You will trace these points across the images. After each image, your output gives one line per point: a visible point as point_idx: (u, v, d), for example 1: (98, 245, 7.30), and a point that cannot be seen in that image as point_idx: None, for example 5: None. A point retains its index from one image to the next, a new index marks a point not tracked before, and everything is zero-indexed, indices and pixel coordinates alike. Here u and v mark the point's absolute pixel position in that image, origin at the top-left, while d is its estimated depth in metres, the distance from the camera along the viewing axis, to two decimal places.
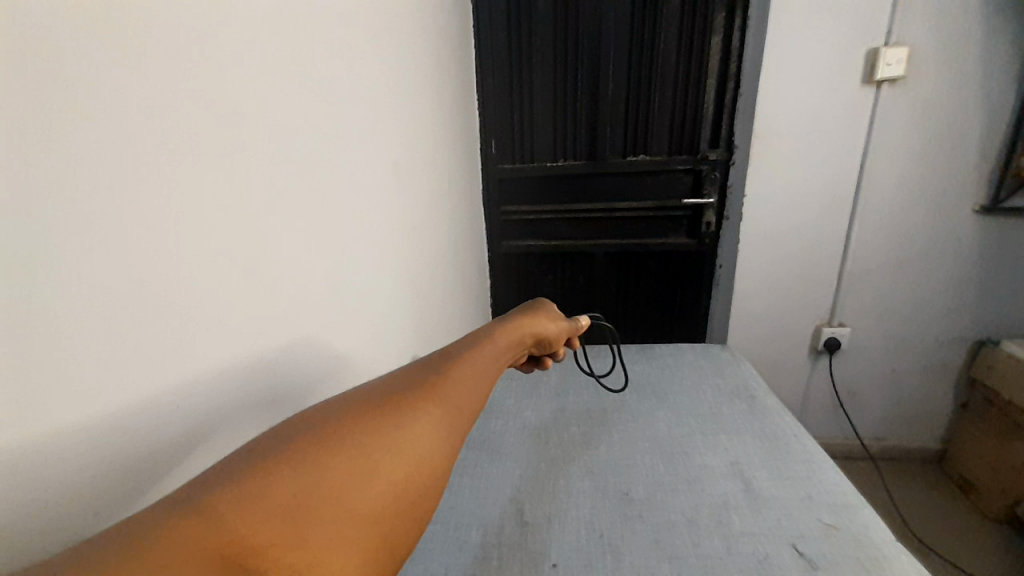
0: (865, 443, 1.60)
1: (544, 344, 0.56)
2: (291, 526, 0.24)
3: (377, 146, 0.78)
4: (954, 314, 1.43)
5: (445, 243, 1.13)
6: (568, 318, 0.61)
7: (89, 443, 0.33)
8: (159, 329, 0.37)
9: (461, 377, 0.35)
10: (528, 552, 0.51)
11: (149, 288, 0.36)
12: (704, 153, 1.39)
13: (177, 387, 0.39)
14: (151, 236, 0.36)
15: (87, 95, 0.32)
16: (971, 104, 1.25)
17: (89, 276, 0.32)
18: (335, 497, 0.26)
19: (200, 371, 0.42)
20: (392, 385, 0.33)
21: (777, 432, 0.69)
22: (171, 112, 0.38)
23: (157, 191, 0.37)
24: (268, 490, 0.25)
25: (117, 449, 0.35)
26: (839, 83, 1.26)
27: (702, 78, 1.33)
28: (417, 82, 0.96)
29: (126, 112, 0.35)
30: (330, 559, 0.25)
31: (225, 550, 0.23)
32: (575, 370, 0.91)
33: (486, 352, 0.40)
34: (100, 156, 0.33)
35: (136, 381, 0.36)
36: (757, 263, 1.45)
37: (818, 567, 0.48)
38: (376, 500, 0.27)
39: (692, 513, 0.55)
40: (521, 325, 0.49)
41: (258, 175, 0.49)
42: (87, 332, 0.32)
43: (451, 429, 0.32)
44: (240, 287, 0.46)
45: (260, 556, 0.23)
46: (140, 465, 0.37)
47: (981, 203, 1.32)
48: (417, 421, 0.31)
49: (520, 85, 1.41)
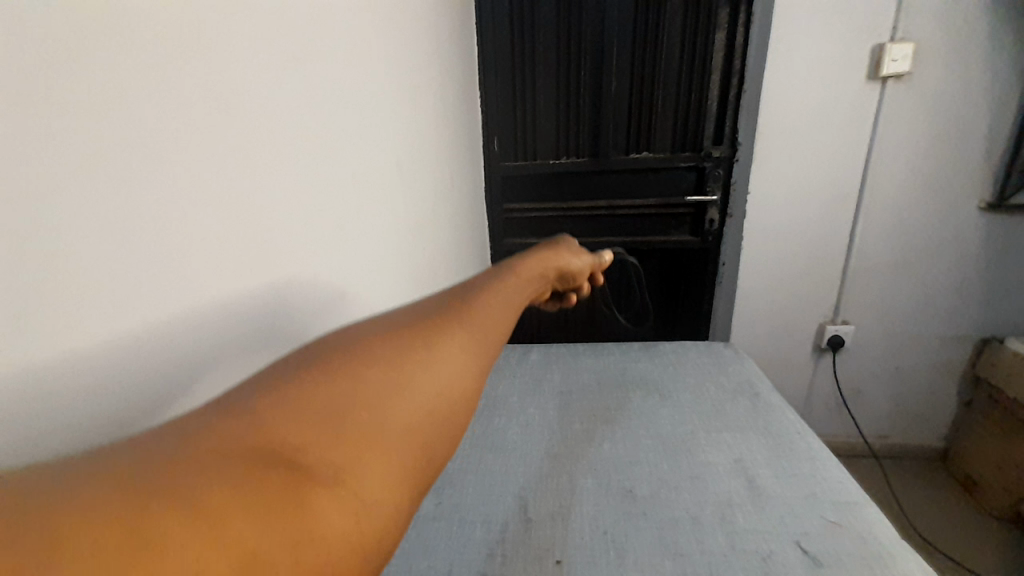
0: (868, 440, 1.60)
1: (570, 277, 0.54)
2: (323, 435, 0.21)
3: (379, 144, 0.78)
4: (959, 311, 1.42)
5: (446, 241, 1.13)
6: (592, 253, 0.60)
7: (104, 374, 0.33)
8: (164, 325, 0.38)
9: (489, 300, 0.32)
10: (533, 549, 0.51)
11: (155, 285, 0.37)
12: (707, 149, 1.41)
13: (183, 324, 0.40)
14: (152, 225, 0.37)
15: (94, 93, 0.32)
16: (977, 100, 1.24)
17: (98, 272, 0.33)
18: (367, 408, 0.23)
19: (205, 313, 0.42)
20: (417, 306, 0.30)
21: (781, 429, 0.69)
22: (174, 108, 0.39)
23: (163, 188, 0.38)
24: (294, 400, 0.22)
25: (129, 384, 0.35)
26: (845, 79, 1.25)
27: (706, 73, 1.34)
28: (420, 79, 0.96)
29: (132, 109, 0.35)
30: (366, 473, 0.21)
31: (255, 457, 0.19)
32: (577, 367, 0.91)
33: (511, 282, 0.37)
34: (108, 153, 0.33)
35: (152, 333, 0.37)
36: (760, 260, 1.44)
37: (823, 564, 0.48)
38: (411, 412, 0.24)
39: (697, 510, 0.55)
40: (545, 260, 0.47)
41: (259, 172, 0.49)
42: (101, 328, 0.33)
43: (484, 349, 0.29)
44: (242, 284, 0.46)
45: (291, 464, 0.20)
46: (148, 387, 0.37)
47: (986, 200, 1.31)
48: (449, 337, 0.28)
49: (523, 83, 1.41)
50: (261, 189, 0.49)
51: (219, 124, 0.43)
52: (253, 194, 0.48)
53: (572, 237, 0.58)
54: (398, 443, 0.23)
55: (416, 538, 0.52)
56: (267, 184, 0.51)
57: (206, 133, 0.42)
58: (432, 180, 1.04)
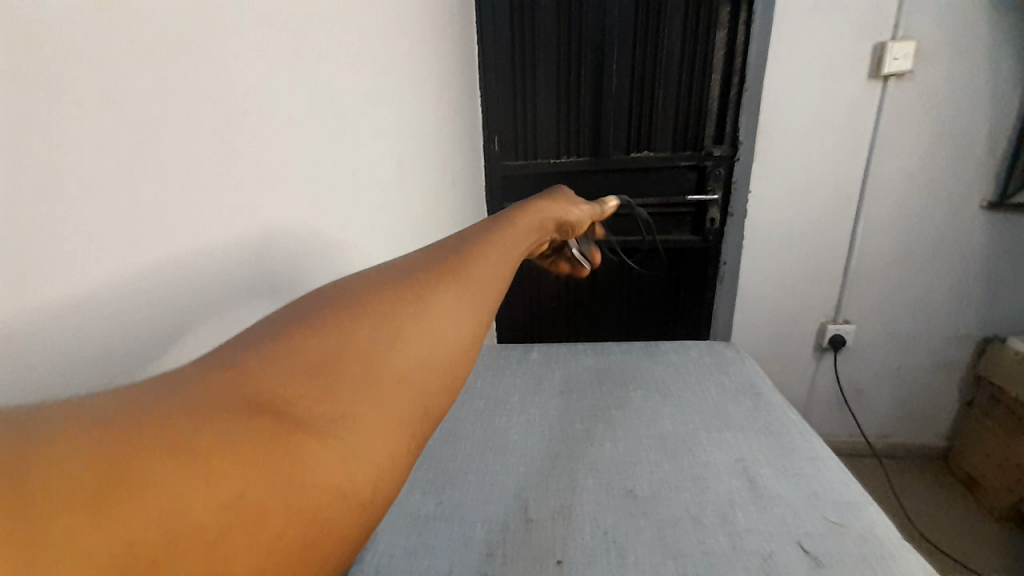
0: (869, 440, 1.60)
1: (568, 228, 0.50)
2: (311, 392, 0.20)
3: (379, 144, 0.78)
4: (960, 310, 1.42)
5: (446, 240, 1.13)
6: (592, 202, 0.56)
7: (109, 330, 0.35)
8: (149, 321, 0.38)
9: (486, 248, 0.29)
10: (533, 549, 0.51)
11: (142, 282, 0.37)
12: (708, 149, 1.41)
13: (184, 297, 0.41)
14: (148, 220, 0.37)
15: (81, 88, 0.32)
16: (979, 98, 1.23)
17: (81, 268, 0.32)
18: (357, 363, 0.21)
19: (204, 290, 0.43)
20: (409, 252, 0.28)
21: (782, 429, 0.69)
22: (167, 105, 0.38)
23: (154, 185, 0.37)
24: (286, 355, 0.21)
25: (131, 342, 0.36)
26: (847, 78, 1.25)
27: (706, 73, 1.34)
28: (419, 78, 0.96)
29: (121, 104, 0.35)
30: (357, 428, 0.20)
31: (245, 412, 0.19)
32: (578, 367, 0.90)
33: (509, 230, 0.33)
34: (96, 149, 0.33)
35: (155, 297, 0.38)
36: (761, 259, 1.44)
37: (824, 565, 0.48)
38: (403, 367, 0.22)
39: (697, 511, 0.55)
40: (545, 213, 0.43)
41: (254, 170, 0.49)
42: (85, 323, 0.33)
43: (482, 300, 0.26)
44: (231, 284, 0.46)
45: (282, 422, 0.19)
46: (149, 347, 0.38)
47: (988, 198, 1.30)
48: (443, 291, 0.25)
49: (523, 82, 1.41)
50: (256, 188, 0.49)
51: (213, 122, 0.43)
52: (247, 193, 0.48)
53: (569, 187, 0.54)
54: (401, 390, 0.22)
55: (416, 538, 0.52)
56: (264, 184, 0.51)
57: (201, 130, 0.42)
58: (432, 180, 1.03)
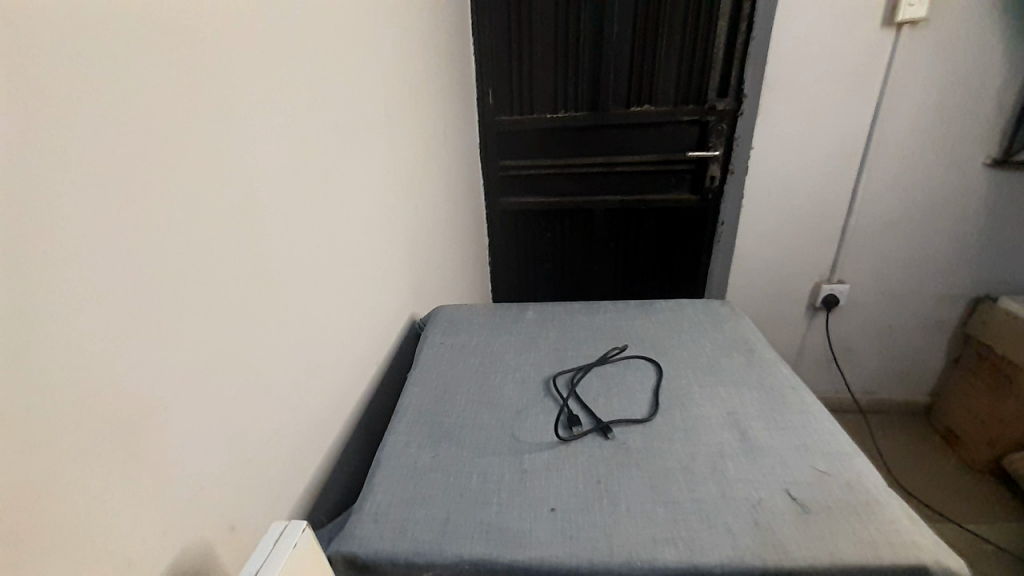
0: (856, 396, 1.64)
1: None
2: None
3: (368, 89, 0.70)
4: (956, 270, 1.42)
5: (440, 196, 1.09)
6: None
7: (126, 353, 0.33)
8: (147, 293, 0.34)
9: None
10: (528, 498, 0.52)
11: (142, 257, 0.34)
12: (712, 102, 1.36)
13: (198, 293, 0.39)
14: (158, 205, 0.35)
15: (52, 43, 0.28)
16: (994, 48, 1.17)
17: (59, 244, 0.28)
18: None
19: (216, 280, 0.41)
20: None
21: (774, 383, 0.69)
22: (143, 60, 0.34)
23: (142, 151, 0.33)
24: None
25: (150, 359, 0.35)
26: (859, 26, 1.18)
27: (713, 18, 1.27)
28: (409, 18, 0.88)
29: (99, 62, 0.30)
30: None
31: None
32: (573, 326, 0.87)
33: None
34: (70, 111, 0.29)
35: (171, 306, 0.36)
36: (761, 219, 1.41)
37: (810, 512, 0.50)
38: None
39: (688, 460, 0.56)
40: None
41: (249, 121, 0.45)
42: (77, 308, 0.29)
43: None
44: (238, 253, 0.43)
45: None
46: (167, 360, 0.36)
47: (992, 156, 1.27)
48: None
49: (519, 29, 1.33)
50: (257, 147, 0.46)
51: (192, 69, 0.38)
52: (242, 148, 0.44)
53: None
54: None
55: (414, 489, 0.54)
56: (262, 133, 0.46)
57: (182, 82, 0.37)
58: (424, 131, 0.98)
